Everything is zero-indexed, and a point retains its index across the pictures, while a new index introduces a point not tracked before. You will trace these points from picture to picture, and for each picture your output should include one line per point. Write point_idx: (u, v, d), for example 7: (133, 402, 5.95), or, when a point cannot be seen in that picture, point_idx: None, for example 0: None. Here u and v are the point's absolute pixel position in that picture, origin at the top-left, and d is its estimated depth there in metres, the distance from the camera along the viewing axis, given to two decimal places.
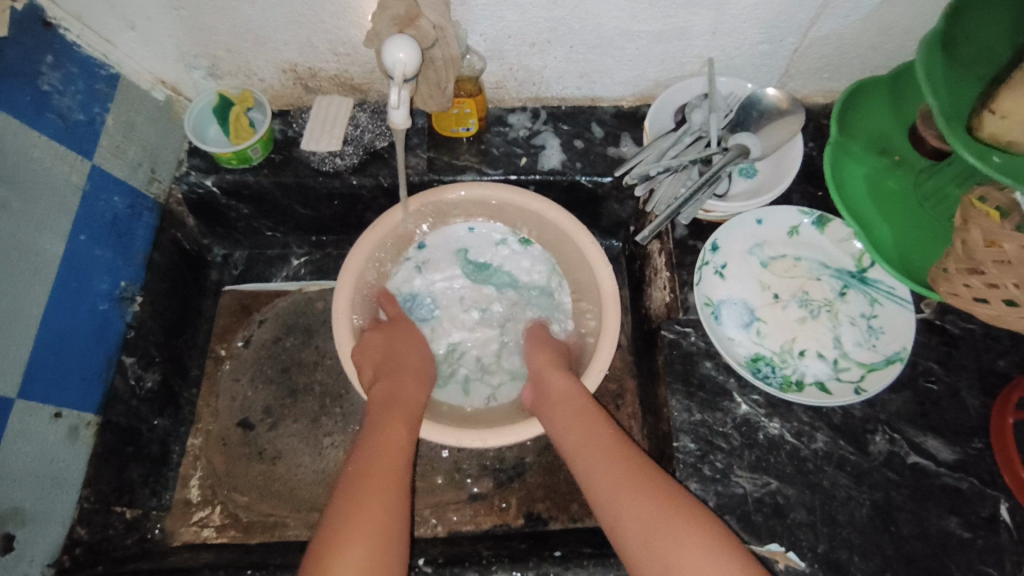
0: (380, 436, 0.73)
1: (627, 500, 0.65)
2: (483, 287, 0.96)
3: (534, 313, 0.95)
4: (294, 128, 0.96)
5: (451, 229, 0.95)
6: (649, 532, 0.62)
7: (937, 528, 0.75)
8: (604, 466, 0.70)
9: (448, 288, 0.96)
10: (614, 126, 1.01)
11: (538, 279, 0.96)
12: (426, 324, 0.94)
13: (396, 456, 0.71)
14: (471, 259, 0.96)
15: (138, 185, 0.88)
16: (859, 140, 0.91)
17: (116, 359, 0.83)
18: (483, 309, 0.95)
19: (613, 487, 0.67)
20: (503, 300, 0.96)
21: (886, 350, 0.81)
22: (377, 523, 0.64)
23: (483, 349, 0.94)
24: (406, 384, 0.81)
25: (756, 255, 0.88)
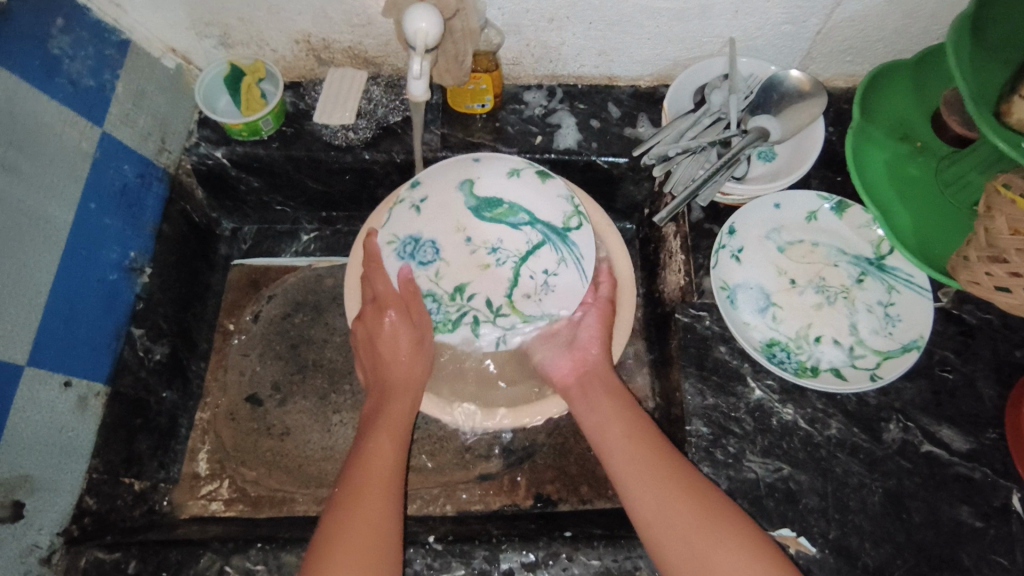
0: (368, 452, 0.70)
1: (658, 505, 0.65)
2: (492, 222, 0.79)
3: (552, 253, 0.78)
4: (306, 101, 0.95)
5: (458, 163, 0.82)
6: (683, 540, 0.62)
7: (949, 517, 0.75)
8: (630, 467, 0.69)
9: (450, 224, 0.79)
10: (631, 106, 0.99)
11: (557, 217, 0.80)
12: (427, 266, 0.78)
13: (382, 474, 0.68)
14: (476, 190, 0.80)
15: (148, 154, 0.87)
16: (881, 126, 0.88)
17: (125, 331, 0.82)
18: (491, 248, 0.78)
19: (642, 491, 0.67)
20: (515, 237, 0.79)
21: (903, 338, 0.80)
22: (365, 548, 0.61)
23: (494, 294, 0.77)
24: (395, 392, 0.77)
25: (773, 240, 0.87)
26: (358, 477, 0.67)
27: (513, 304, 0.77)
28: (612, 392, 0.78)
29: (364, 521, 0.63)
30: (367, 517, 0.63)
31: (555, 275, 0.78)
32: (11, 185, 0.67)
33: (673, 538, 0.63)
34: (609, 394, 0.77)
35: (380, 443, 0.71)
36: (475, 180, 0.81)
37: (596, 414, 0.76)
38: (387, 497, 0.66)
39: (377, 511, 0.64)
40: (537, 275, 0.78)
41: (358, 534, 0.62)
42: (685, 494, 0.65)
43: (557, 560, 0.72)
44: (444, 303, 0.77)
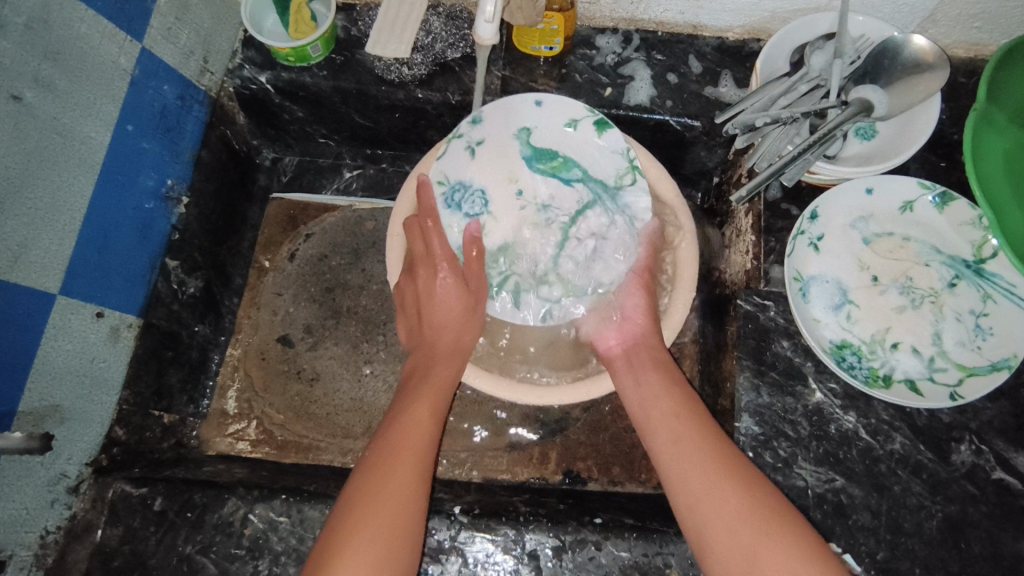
0: (408, 414, 0.66)
1: (724, 498, 0.59)
2: (545, 176, 0.75)
3: (603, 215, 0.74)
4: (359, 27, 0.87)
5: (515, 103, 0.77)
6: (747, 539, 0.56)
7: (1011, 552, 0.69)
8: (690, 444, 0.63)
9: (501, 171, 0.75)
10: (715, 61, 0.88)
11: (611, 175, 0.75)
12: (473, 216, 0.74)
13: (415, 445, 0.63)
14: (532, 140, 0.76)
15: (189, 75, 0.81)
16: (1006, 108, 0.76)
17: (160, 262, 0.79)
18: (542, 205, 0.74)
19: (707, 483, 0.60)
20: (567, 196, 0.75)
21: (993, 354, 0.72)
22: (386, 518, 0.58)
23: (540, 254, 0.74)
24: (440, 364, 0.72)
25: (859, 230, 0.78)
26: (393, 440, 0.64)
27: (559, 273, 0.73)
28: (667, 369, 0.72)
29: (392, 487, 0.60)
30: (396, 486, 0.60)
31: (605, 240, 0.74)
32: (44, 101, 0.63)
33: (739, 533, 0.57)
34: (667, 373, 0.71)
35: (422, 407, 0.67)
36: (532, 130, 0.76)
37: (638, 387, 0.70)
38: (418, 468, 0.62)
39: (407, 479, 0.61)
40: (587, 239, 0.74)
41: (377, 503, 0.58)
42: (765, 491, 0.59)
43: (583, 547, 0.70)
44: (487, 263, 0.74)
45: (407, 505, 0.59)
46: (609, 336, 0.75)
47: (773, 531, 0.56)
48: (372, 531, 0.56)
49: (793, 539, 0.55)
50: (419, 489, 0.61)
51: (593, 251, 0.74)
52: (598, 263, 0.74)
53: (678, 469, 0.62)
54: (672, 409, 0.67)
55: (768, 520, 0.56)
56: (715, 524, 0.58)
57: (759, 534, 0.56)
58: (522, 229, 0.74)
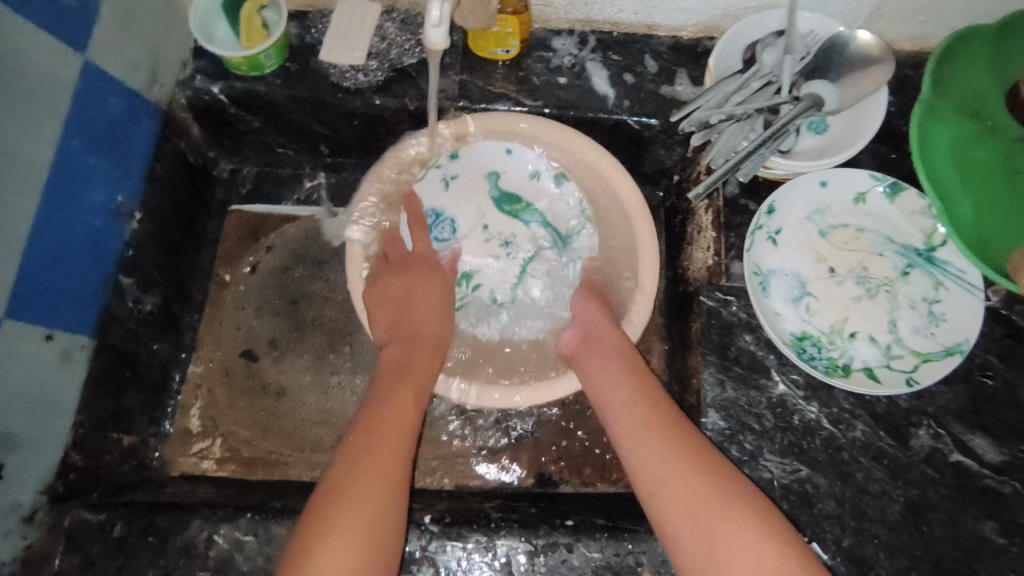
0: (389, 408, 0.67)
1: (683, 480, 0.59)
2: (508, 217, 0.85)
3: (556, 258, 0.85)
4: (312, 34, 0.86)
5: (487, 146, 0.84)
6: (706, 522, 0.56)
7: (971, 532, 0.71)
8: (651, 433, 0.63)
9: (472, 208, 0.85)
10: (671, 60, 0.89)
11: (565, 222, 0.85)
12: (444, 244, 0.84)
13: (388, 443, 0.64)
14: (501, 183, 0.85)
15: (137, 87, 0.79)
16: (951, 99, 0.78)
17: (114, 280, 0.77)
18: (504, 242, 0.84)
19: (669, 466, 0.60)
20: (527, 236, 0.84)
21: (946, 340, 0.74)
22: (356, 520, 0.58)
23: (501, 283, 0.84)
24: (419, 360, 0.73)
25: (815, 222, 0.79)
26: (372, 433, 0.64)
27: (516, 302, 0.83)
28: (627, 357, 0.72)
29: (370, 482, 0.60)
30: (374, 482, 0.60)
31: (556, 278, 0.84)
32: None
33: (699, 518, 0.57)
34: (625, 360, 0.72)
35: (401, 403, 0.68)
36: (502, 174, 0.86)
37: (600, 376, 0.71)
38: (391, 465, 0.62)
39: (384, 476, 0.61)
40: (540, 275, 0.84)
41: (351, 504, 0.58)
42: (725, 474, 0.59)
43: (555, 550, 0.70)
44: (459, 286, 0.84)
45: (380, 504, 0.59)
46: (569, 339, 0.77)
47: (733, 512, 0.56)
48: (351, 527, 0.57)
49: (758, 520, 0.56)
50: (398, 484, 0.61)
51: (546, 286, 0.84)
52: (555, 302, 0.83)
53: (643, 453, 0.63)
54: (635, 397, 0.67)
55: (728, 501, 0.57)
56: (676, 507, 0.58)
57: (719, 517, 0.56)
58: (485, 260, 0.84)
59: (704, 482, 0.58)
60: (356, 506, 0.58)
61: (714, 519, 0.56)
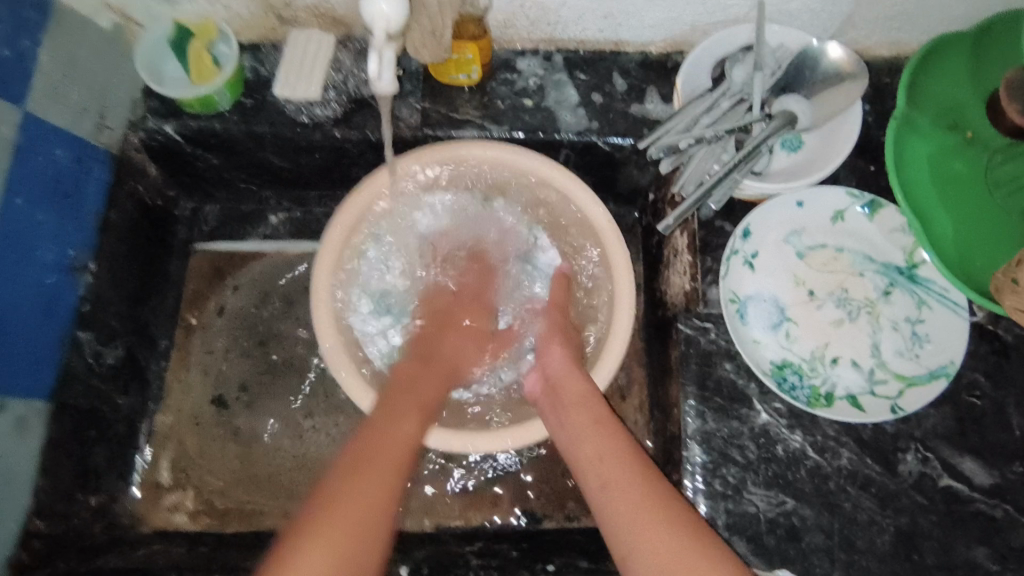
0: (390, 425, 0.64)
1: (665, 538, 0.57)
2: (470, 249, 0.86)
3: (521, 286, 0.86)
4: (266, 67, 0.83)
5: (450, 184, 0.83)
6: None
7: (962, 559, 0.69)
8: (620, 477, 0.63)
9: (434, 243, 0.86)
10: (640, 77, 0.86)
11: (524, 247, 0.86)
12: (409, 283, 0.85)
13: (396, 448, 0.63)
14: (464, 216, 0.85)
15: (84, 134, 0.76)
16: (928, 112, 0.76)
17: (71, 336, 0.75)
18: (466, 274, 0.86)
19: (644, 521, 0.59)
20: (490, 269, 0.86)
21: (930, 362, 0.72)
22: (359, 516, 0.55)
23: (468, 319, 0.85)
24: (425, 383, 0.72)
25: (792, 244, 0.77)
26: (369, 448, 0.62)
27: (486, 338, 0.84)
28: (592, 403, 0.70)
29: (358, 499, 0.57)
30: (368, 492, 0.57)
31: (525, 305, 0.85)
32: None
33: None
34: (591, 409, 0.70)
35: (403, 424, 0.65)
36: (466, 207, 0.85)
37: (566, 427, 0.70)
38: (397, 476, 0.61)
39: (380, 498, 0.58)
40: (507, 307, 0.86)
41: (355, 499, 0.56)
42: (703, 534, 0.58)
43: None
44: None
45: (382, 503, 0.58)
46: (533, 384, 0.77)
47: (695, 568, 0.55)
48: (342, 529, 0.54)
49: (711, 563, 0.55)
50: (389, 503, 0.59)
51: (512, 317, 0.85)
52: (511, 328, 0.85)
53: (612, 499, 0.62)
54: (599, 451, 0.66)
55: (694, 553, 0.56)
56: (650, 563, 0.57)
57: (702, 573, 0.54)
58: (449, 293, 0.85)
59: (685, 540, 0.57)
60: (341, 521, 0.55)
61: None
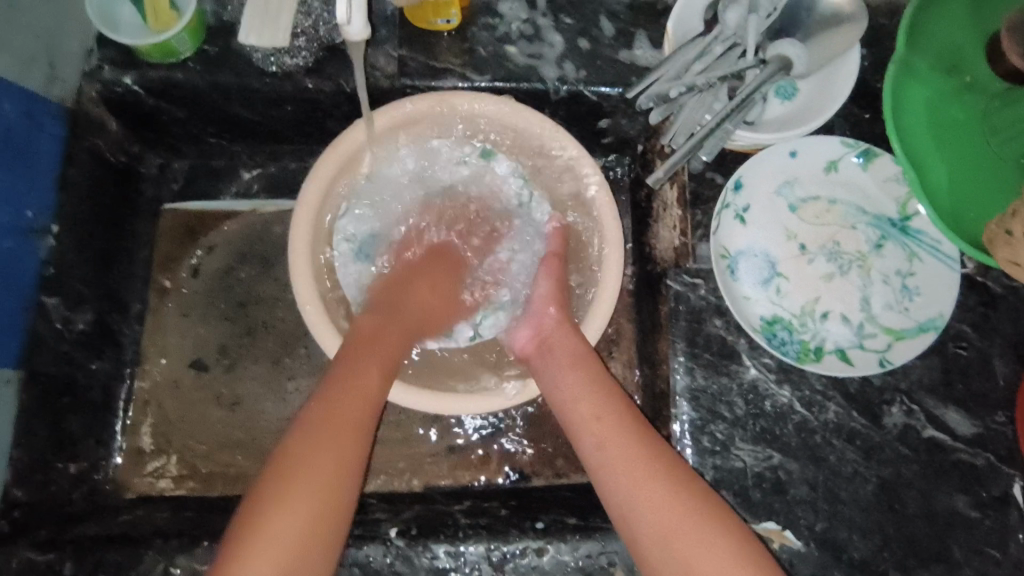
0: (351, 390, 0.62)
1: (651, 490, 0.61)
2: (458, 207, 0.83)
3: (514, 232, 0.83)
4: (230, 12, 0.77)
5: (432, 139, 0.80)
6: (681, 545, 0.57)
7: (944, 507, 0.70)
8: (621, 439, 0.64)
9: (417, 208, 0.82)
10: (628, 21, 0.81)
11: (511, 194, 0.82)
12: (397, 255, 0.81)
13: (356, 408, 0.61)
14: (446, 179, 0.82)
15: (34, 87, 0.71)
16: (926, 56, 0.73)
17: (35, 302, 0.72)
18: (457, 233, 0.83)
19: (642, 483, 0.61)
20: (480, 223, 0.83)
21: (919, 315, 0.72)
22: (320, 479, 0.56)
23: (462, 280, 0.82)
24: (389, 336, 0.69)
25: (784, 196, 0.75)
26: (335, 405, 0.61)
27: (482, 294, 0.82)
28: (587, 363, 0.71)
29: (319, 465, 0.57)
30: (326, 454, 0.58)
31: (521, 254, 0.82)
32: None
33: (673, 539, 0.58)
34: (586, 366, 0.70)
35: (364, 385, 0.63)
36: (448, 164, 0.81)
37: (556, 384, 0.70)
38: (359, 433, 0.60)
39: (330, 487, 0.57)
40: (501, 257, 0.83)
41: (318, 464, 0.57)
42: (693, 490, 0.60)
43: (527, 555, 0.68)
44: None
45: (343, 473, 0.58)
46: (524, 343, 0.76)
47: (704, 535, 0.57)
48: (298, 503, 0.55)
49: (723, 530, 0.58)
50: (350, 469, 0.59)
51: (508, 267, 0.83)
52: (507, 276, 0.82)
53: (616, 462, 0.63)
54: (596, 410, 0.67)
55: (696, 518, 0.58)
56: (650, 528, 0.59)
57: (687, 530, 0.58)
58: None
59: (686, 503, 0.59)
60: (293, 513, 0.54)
61: (683, 538, 0.58)
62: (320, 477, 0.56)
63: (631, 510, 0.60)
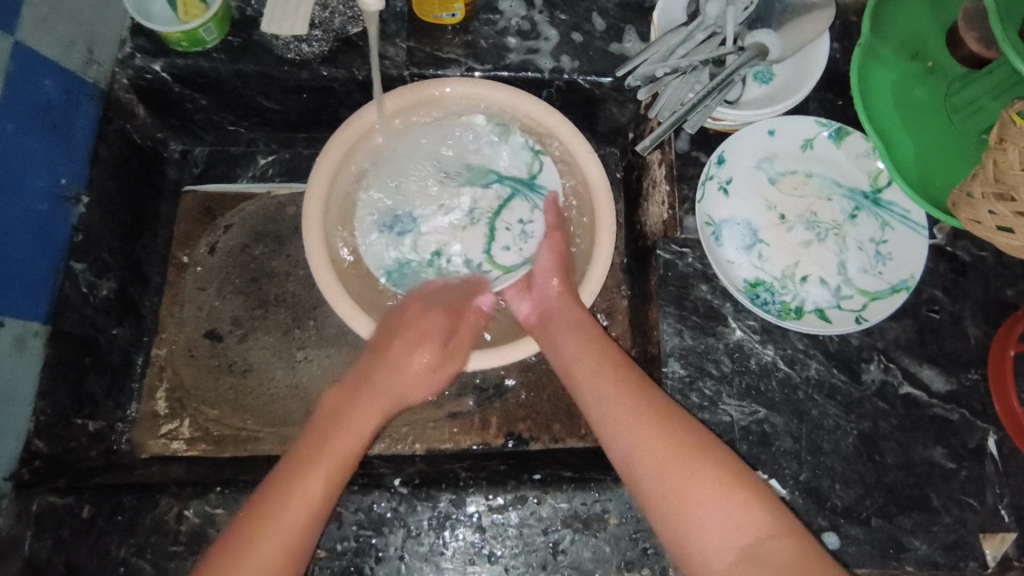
0: (335, 429, 0.68)
1: (648, 434, 0.63)
2: (467, 188, 0.85)
3: (523, 203, 0.85)
4: (253, 6, 0.84)
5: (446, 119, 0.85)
6: (675, 482, 0.60)
7: (922, 459, 0.73)
8: (617, 393, 0.67)
9: (424, 194, 0.85)
10: (618, 16, 0.88)
11: (521, 169, 0.86)
12: (405, 234, 0.84)
13: (346, 440, 0.67)
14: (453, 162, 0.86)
15: (74, 67, 0.77)
16: (892, 43, 0.80)
17: (64, 266, 0.76)
18: (465, 209, 0.85)
19: (637, 427, 0.64)
20: (487, 198, 0.85)
21: (893, 278, 0.76)
22: (296, 511, 0.61)
23: (470, 249, 0.84)
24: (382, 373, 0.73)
25: (764, 170, 0.81)
26: (322, 439, 0.67)
27: (491, 259, 0.83)
28: (586, 328, 0.75)
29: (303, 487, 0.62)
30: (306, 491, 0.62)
31: (528, 223, 0.85)
32: None
33: (668, 478, 0.60)
34: (583, 329, 0.74)
35: (352, 428, 0.68)
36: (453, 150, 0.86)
37: (559, 349, 0.74)
38: (343, 468, 0.65)
39: (316, 500, 0.62)
40: (511, 225, 0.85)
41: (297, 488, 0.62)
42: (688, 428, 0.63)
43: (525, 502, 0.72)
44: (420, 267, 0.83)
45: (319, 497, 0.62)
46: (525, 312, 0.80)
47: (698, 472, 0.60)
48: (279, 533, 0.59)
49: (715, 466, 0.60)
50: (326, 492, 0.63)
51: (519, 234, 0.84)
52: (518, 244, 0.84)
53: (614, 414, 0.66)
54: (596, 368, 0.70)
55: (688, 457, 0.61)
56: (647, 474, 0.61)
57: (684, 468, 0.60)
58: (451, 232, 0.84)
59: (681, 444, 0.62)
60: (275, 533, 0.59)
61: (678, 478, 0.60)
62: (299, 503, 0.61)
63: (630, 453, 0.63)
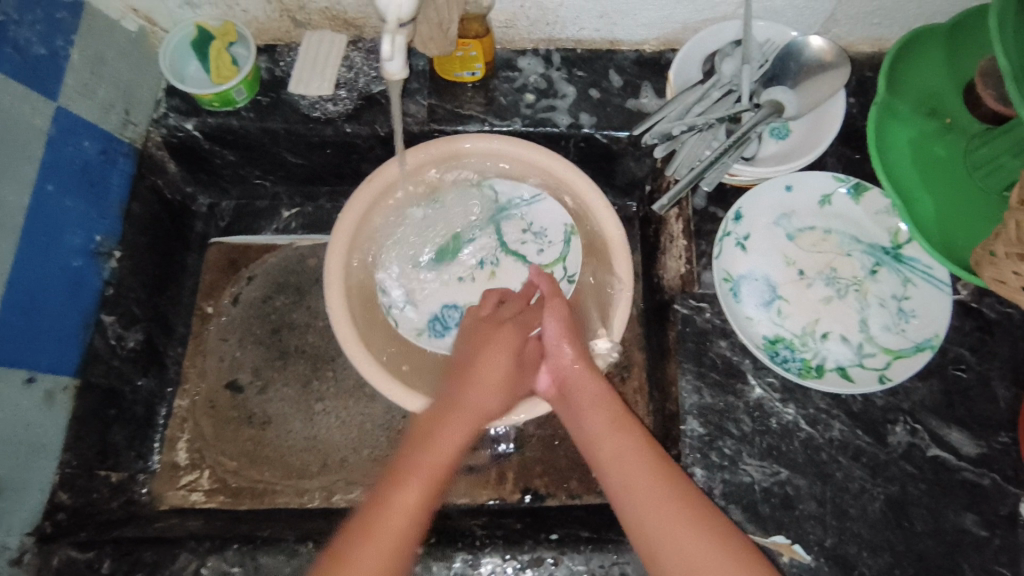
0: (420, 453, 0.66)
1: (658, 502, 0.63)
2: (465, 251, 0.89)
3: (510, 224, 0.89)
4: (281, 67, 0.87)
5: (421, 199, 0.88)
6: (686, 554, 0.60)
7: (952, 526, 0.71)
8: (628, 453, 0.67)
9: (434, 286, 0.87)
10: (635, 74, 0.90)
11: (487, 210, 0.89)
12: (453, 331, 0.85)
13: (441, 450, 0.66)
14: (444, 246, 0.88)
15: (111, 128, 0.80)
16: (908, 101, 0.80)
17: (95, 319, 0.79)
18: (483, 262, 0.88)
19: (648, 494, 0.63)
20: (486, 239, 0.89)
21: (916, 336, 0.75)
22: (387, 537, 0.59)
23: (518, 273, 0.87)
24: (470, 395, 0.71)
25: (782, 226, 0.81)
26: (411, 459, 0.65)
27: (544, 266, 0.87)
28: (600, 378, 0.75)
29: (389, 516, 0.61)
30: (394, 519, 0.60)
31: (535, 224, 0.89)
32: None
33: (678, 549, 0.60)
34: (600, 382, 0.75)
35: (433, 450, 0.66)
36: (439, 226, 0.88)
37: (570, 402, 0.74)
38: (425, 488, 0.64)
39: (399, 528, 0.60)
40: (522, 240, 0.89)
41: (393, 517, 0.61)
42: (699, 499, 0.63)
43: (541, 564, 0.70)
44: None
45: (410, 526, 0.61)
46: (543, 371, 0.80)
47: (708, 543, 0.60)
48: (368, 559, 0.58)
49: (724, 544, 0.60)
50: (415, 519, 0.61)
51: (535, 234, 0.89)
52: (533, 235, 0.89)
53: (625, 474, 0.66)
54: (612, 422, 0.70)
55: (700, 531, 0.60)
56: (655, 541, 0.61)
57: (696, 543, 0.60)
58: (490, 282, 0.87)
59: (691, 518, 0.61)
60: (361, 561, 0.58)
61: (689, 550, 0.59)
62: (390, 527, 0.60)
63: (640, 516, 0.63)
